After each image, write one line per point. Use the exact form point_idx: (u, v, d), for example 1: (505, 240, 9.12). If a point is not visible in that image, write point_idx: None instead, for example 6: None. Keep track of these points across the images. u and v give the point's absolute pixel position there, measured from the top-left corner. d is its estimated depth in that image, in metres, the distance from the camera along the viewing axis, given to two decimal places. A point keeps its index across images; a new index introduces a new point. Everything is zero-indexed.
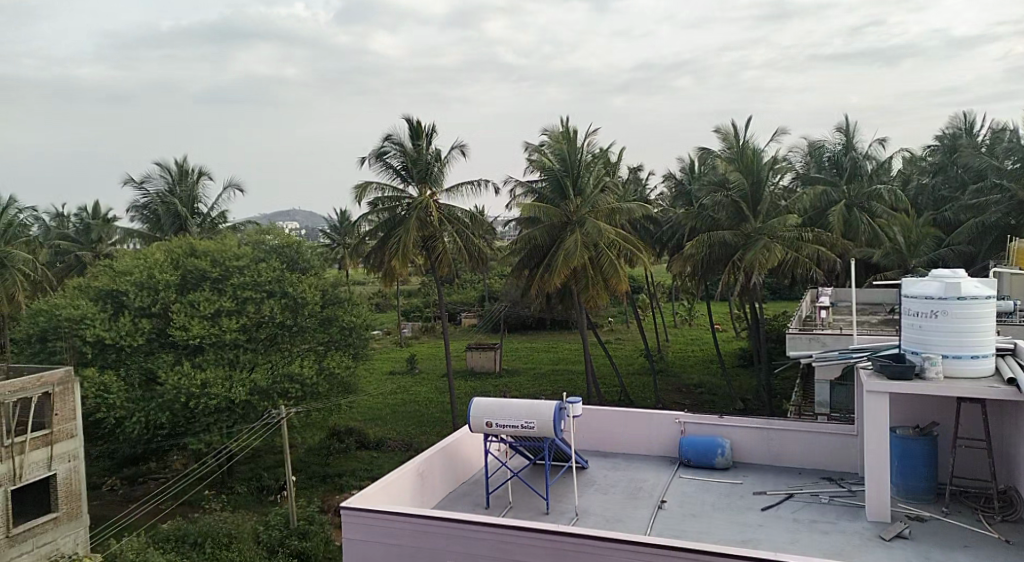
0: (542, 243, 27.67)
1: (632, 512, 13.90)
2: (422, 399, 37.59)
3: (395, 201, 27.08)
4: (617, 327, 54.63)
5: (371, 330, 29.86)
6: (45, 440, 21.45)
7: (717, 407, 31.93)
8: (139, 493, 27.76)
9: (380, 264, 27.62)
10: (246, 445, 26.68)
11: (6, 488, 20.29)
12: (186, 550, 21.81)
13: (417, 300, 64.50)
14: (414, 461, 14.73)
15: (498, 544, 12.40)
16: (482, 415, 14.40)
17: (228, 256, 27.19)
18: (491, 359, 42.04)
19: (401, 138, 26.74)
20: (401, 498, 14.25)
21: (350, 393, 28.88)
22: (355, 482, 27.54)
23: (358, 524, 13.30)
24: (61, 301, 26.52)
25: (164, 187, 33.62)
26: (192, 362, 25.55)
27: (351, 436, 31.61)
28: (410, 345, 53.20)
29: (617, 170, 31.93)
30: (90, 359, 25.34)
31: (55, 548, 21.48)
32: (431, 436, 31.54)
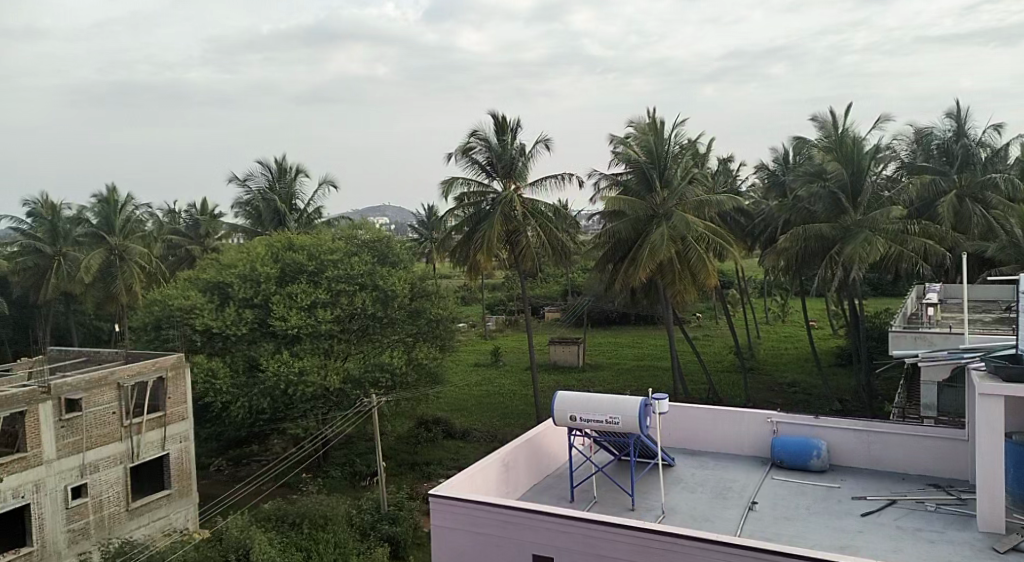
0: (626, 237, 27.62)
1: (723, 512, 13.88)
2: (507, 391, 38.04)
3: (480, 196, 27.51)
4: (705, 323, 53.92)
5: (457, 323, 30.32)
6: (160, 421, 22.68)
7: (812, 407, 31.25)
8: (242, 474, 29.16)
9: (465, 258, 28.00)
10: (340, 431, 27.62)
11: (125, 465, 21.58)
12: (287, 530, 22.67)
13: (502, 294, 65.17)
14: (499, 453, 15.07)
15: (584, 538, 12.59)
16: (566, 409, 14.61)
17: (323, 250, 28.13)
18: (574, 354, 42.20)
19: (487, 133, 27.08)
20: (486, 488, 14.60)
21: (438, 384, 29.47)
22: (442, 470, 28.19)
23: (445, 512, 13.70)
24: (172, 292, 28.05)
25: (265, 184, 35.06)
26: (290, 351, 26.52)
27: (438, 426, 32.26)
28: (495, 337, 53.84)
29: (707, 161, 31.54)
30: (199, 346, 26.73)
31: (168, 523, 22.73)
32: (517, 428, 31.91)
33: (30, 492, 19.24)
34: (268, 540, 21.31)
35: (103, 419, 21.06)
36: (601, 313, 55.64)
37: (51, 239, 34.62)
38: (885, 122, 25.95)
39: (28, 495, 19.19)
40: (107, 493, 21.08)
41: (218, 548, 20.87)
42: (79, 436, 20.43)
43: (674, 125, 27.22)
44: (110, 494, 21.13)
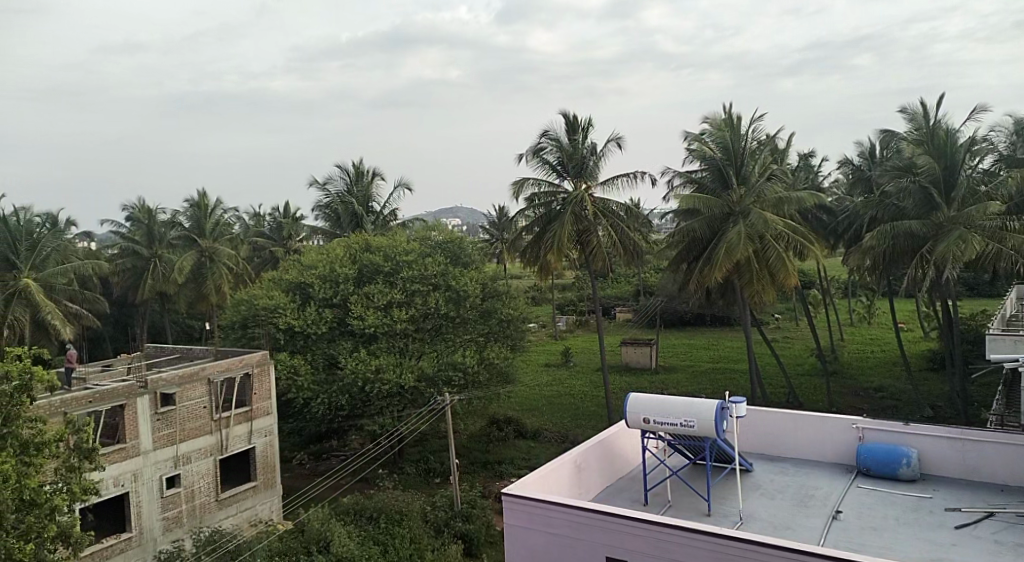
0: (702, 236, 27.47)
1: (805, 520, 13.78)
2: (578, 392, 38.15)
3: (551, 196, 27.68)
4: (785, 325, 52.97)
5: (528, 323, 30.48)
6: (246, 415, 23.57)
7: (902, 414, 30.46)
8: (322, 468, 30.10)
9: (536, 257, 28.24)
10: (414, 429, 28.22)
11: (215, 457, 22.51)
12: (364, 524, 23.31)
13: (573, 294, 65.30)
14: (570, 454, 15.25)
15: (658, 541, 12.70)
16: (640, 411, 14.72)
17: (399, 251, 28.79)
18: (647, 355, 42.04)
19: (558, 133, 27.29)
20: (558, 488, 14.81)
21: (509, 383, 29.78)
22: (513, 469, 28.56)
23: (518, 511, 13.98)
24: (258, 292, 29.13)
25: (344, 188, 36.04)
26: (367, 349, 27.28)
27: (509, 425, 32.61)
28: (565, 338, 54.00)
29: (786, 157, 31.07)
30: (282, 344, 27.67)
31: (254, 513, 23.60)
32: (588, 429, 32.03)
33: (128, 480, 20.32)
34: (347, 534, 22.02)
35: (194, 413, 22.03)
36: (674, 314, 55.21)
37: (147, 242, 36.34)
38: (980, 112, 25.02)
39: (126, 483, 20.27)
40: (199, 483, 22.03)
41: (300, 540, 21.58)
42: (173, 429, 21.44)
43: (751, 121, 26.90)
44: (201, 484, 22.07)
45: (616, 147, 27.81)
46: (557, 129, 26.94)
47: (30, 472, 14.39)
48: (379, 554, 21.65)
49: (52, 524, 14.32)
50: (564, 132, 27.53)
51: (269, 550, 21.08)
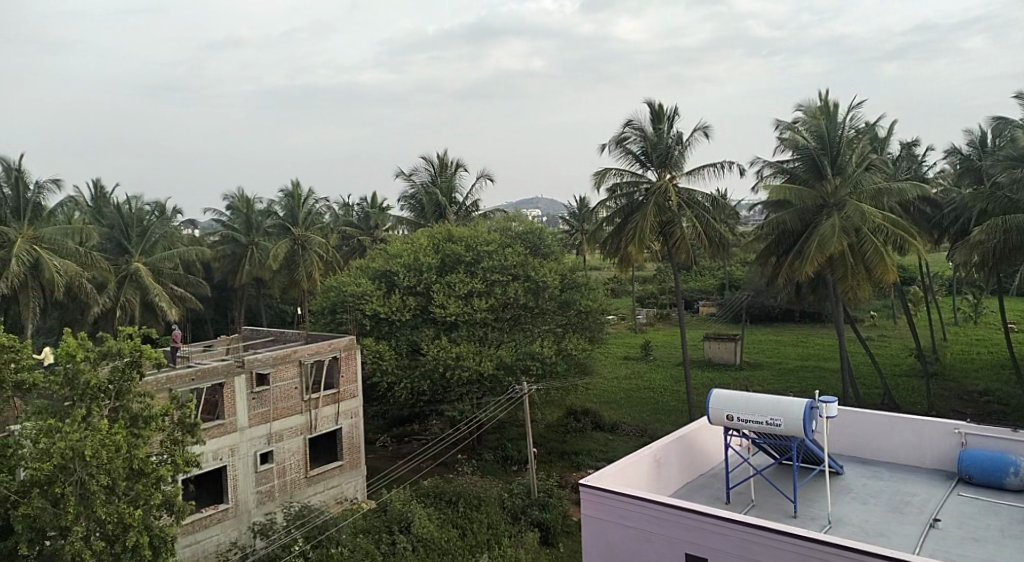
0: (792, 228, 27.14)
1: (899, 527, 13.71)
2: (659, 386, 38.17)
3: (634, 186, 27.67)
4: (881, 323, 51.49)
5: (607, 314, 30.64)
6: (334, 398, 24.53)
7: (1007, 420, 29.43)
8: (404, 450, 31.07)
9: (617, 249, 28.43)
10: (493, 416, 28.86)
11: (305, 436, 23.54)
12: (443, 507, 23.97)
13: (653, 287, 64.99)
14: (650, 448, 15.51)
15: (738, 539, 12.89)
16: (724, 408, 14.83)
17: (479, 241, 29.32)
18: (731, 351, 41.65)
19: (642, 123, 27.34)
20: (636, 482, 15.12)
21: (588, 375, 30.01)
22: (591, 461, 28.84)
23: (595, 502, 14.35)
24: (346, 279, 30.18)
25: (428, 179, 36.86)
26: (449, 336, 28.01)
27: (587, 416, 32.96)
28: (645, 331, 53.93)
29: (887, 146, 30.26)
30: (368, 330, 28.66)
31: (341, 491, 24.62)
32: (667, 424, 32.07)
33: (226, 455, 21.55)
34: (427, 515, 22.87)
35: (287, 393, 23.13)
36: (761, 309, 54.37)
37: (245, 229, 37.97)
38: None
39: (224, 457, 21.50)
40: (290, 460, 23.13)
41: (383, 518, 22.65)
42: (267, 408, 22.57)
43: (849, 109, 26.33)
44: (291, 461, 23.14)
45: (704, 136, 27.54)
46: (641, 119, 27.00)
47: (140, 443, 15.23)
48: (457, 537, 22.37)
49: (158, 493, 15.30)
50: (649, 122, 27.54)
51: (354, 527, 22.09)
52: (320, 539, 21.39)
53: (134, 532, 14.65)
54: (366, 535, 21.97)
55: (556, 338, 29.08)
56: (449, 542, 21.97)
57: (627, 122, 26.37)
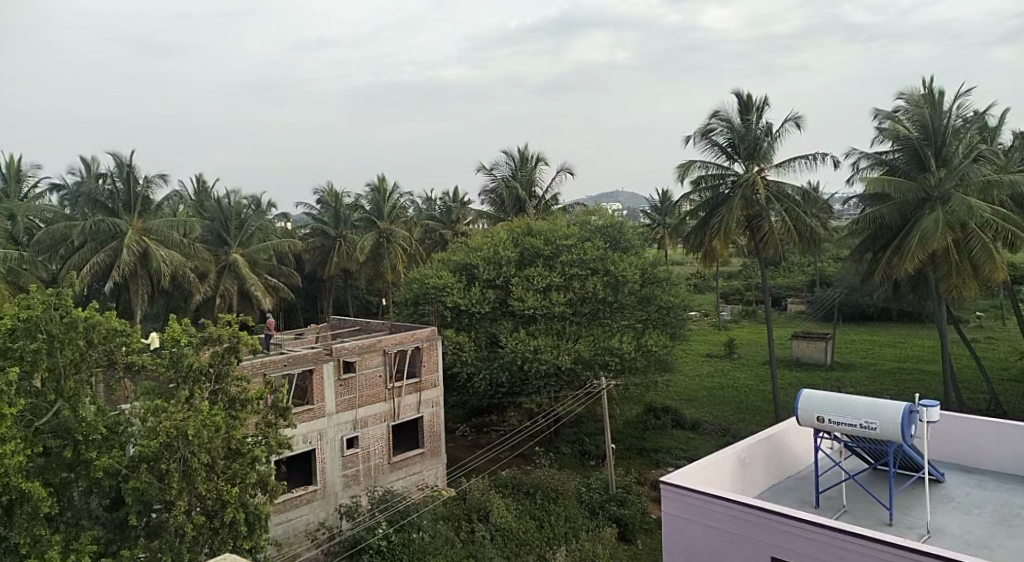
0: (890, 222, 26.46)
1: (1006, 541, 13.35)
2: (743, 385, 37.70)
3: (719, 178, 27.35)
4: (988, 324, 49.39)
5: (689, 311, 30.09)
6: (416, 386, 25.11)
7: None
8: (483, 440, 31.61)
9: (700, 244, 28.33)
10: (571, 410, 29.08)
11: (388, 423, 24.26)
12: (521, 498, 24.40)
13: (739, 282, 64.02)
14: (734, 449, 15.51)
15: (826, 544, 12.81)
16: (814, 410, 14.69)
17: (559, 235, 29.55)
18: (821, 351, 40.86)
19: (729, 114, 27.03)
20: (719, 482, 15.15)
21: (669, 372, 29.82)
22: (671, 459, 28.74)
23: (676, 501, 14.47)
24: (428, 271, 30.89)
25: (509, 173, 37.25)
26: (527, 329, 28.36)
27: (667, 414, 32.85)
28: (730, 328, 53.25)
29: (998, 135, 29.06)
30: (449, 321, 29.28)
31: (422, 478, 25.27)
32: (750, 424, 31.69)
33: (315, 438, 22.45)
34: (505, 506, 23.31)
35: (372, 380, 23.88)
36: (853, 306, 52.95)
37: (334, 222, 39.05)
38: None
39: (313, 441, 22.40)
40: (374, 446, 23.91)
41: (462, 506, 23.23)
42: (353, 395, 23.38)
43: (956, 97, 25.41)
44: (375, 446, 23.92)
45: (795, 127, 27.06)
46: (728, 110, 26.72)
47: (236, 424, 16.10)
48: (535, 529, 22.70)
49: (253, 472, 16.03)
50: (737, 113, 27.21)
51: (434, 513, 22.76)
52: (402, 523, 22.14)
53: (231, 509, 15.48)
54: (446, 522, 22.62)
55: (635, 334, 28.93)
56: (526, 533, 22.36)
57: (713, 113, 26.14)
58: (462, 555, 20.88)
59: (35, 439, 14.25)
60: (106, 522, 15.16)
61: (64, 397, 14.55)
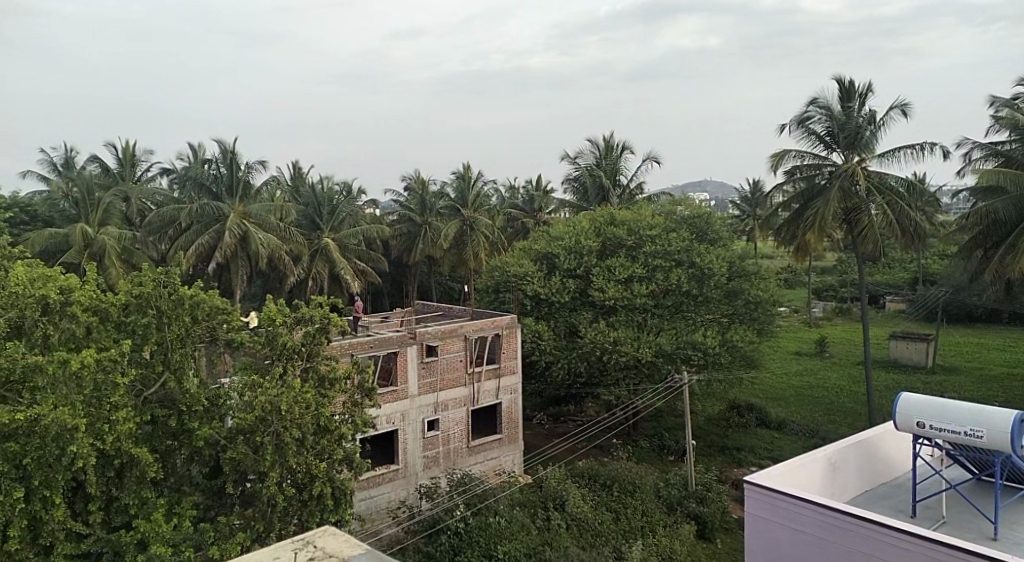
0: (1005, 218, 25.45)
1: None
2: (833, 385, 36.85)
3: (815, 169, 26.82)
4: None
5: (779, 306, 29.63)
6: (495, 372, 25.45)
7: None
8: (560, 429, 31.88)
9: (791, 238, 27.93)
10: (651, 404, 28.97)
11: (467, 407, 24.74)
12: (598, 489, 24.57)
13: (833, 278, 62.40)
14: (825, 451, 15.37)
15: (915, 550, 12.61)
16: (913, 415, 14.31)
17: (642, 225, 29.46)
18: (921, 352, 39.61)
19: (828, 102, 26.38)
20: (805, 484, 15.03)
21: (753, 369, 29.39)
22: (753, 459, 28.39)
23: (759, 501, 14.47)
24: (509, 260, 31.26)
25: (593, 161, 37.27)
26: (607, 320, 28.40)
27: (751, 412, 32.47)
28: (822, 325, 52.02)
29: None
30: (528, 310, 29.61)
31: (499, 464, 25.68)
32: (839, 426, 31.02)
33: (397, 419, 23.11)
34: (581, 495, 23.58)
35: (453, 365, 24.39)
36: (957, 308, 50.81)
37: (420, 209, 39.74)
38: None
39: (396, 421, 23.07)
40: (454, 429, 24.42)
41: (539, 493, 23.57)
42: (434, 377, 23.92)
43: None
44: (455, 430, 24.43)
45: (901, 115, 26.15)
46: (827, 97, 26.08)
47: (325, 402, 16.74)
48: (612, 520, 22.85)
49: (340, 448, 16.71)
50: (837, 100, 26.53)
51: (511, 499, 23.04)
52: (479, 507, 22.42)
53: (319, 483, 16.16)
54: (522, 508, 22.94)
55: (720, 328, 28.61)
56: (601, 523, 22.53)
57: (811, 101, 25.55)
58: (538, 543, 21.27)
59: (144, 408, 15.20)
60: (205, 488, 16.03)
61: (171, 368, 15.41)
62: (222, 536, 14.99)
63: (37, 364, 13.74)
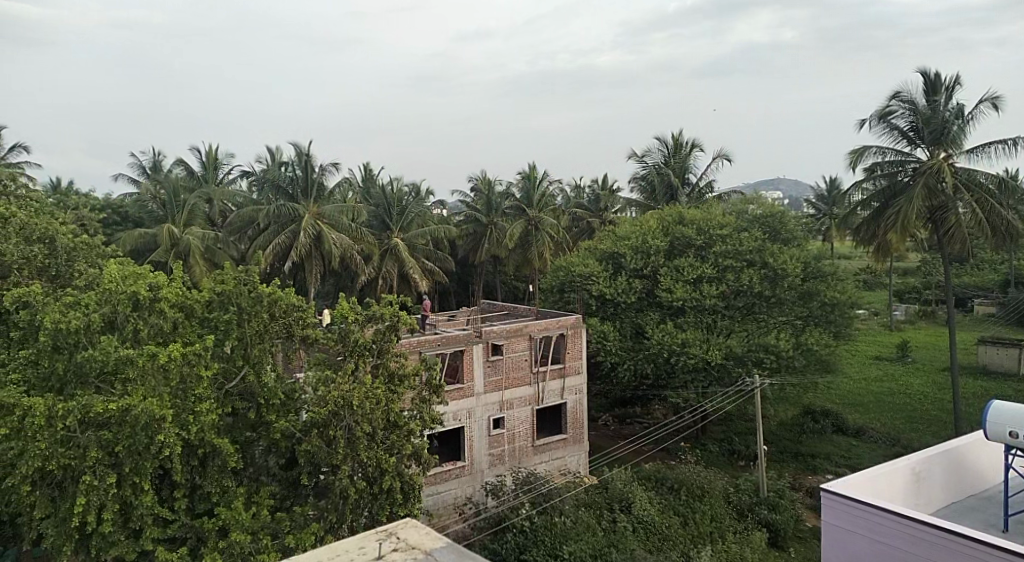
0: None
1: None
2: (916, 391, 35.82)
3: (899, 166, 26.18)
4: None
5: (857, 308, 28.96)
6: (560, 372, 25.52)
7: None
8: (626, 431, 31.85)
9: (872, 237, 27.40)
10: (720, 407, 28.72)
11: (532, 407, 24.90)
12: (665, 493, 24.49)
13: (916, 280, 60.57)
14: (910, 459, 15.12)
15: None
16: (1006, 424, 13.99)
17: (712, 224, 29.24)
18: (1011, 359, 38.20)
19: (912, 96, 25.69)
20: (886, 493, 14.80)
21: (829, 373, 28.85)
22: (828, 466, 27.87)
23: (836, 509, 14.30)
24: (575, 259, 31.37)
25: (661, 160, 37.15)
26: (674, 322, 28.26)
27: (826, 418, 31.90)
28: (904, 329, 50.56)
29: None
30: (594, 310, 29.69)
31: (564, 463, 25.76)
32: (921, 434, 30.19)
33: (464, 416, 23.52)
34: (648, 498, 23.54)
35: (518, 363, 24.58)
36: None
37: (487, 211, 40.10)
38: None
39: (462, 419, 23.48)
40: (519, 428, 24.65)
41: (604, 495, 23.61)
42: (500, 376, 24.20)
43: None
44: (520, 429, 24.66)
45: (991, 109, 25.28)
46: (910, 91, 25.42)
47: (395, 398, 17.09)
48: (679, 525, 22.76)
49: (409, 443, 16.97)
50: (923, 94, 25.74)
51: (576, 500, 23.18)
52: (544, 506, 22.68)
53: (388, 477, 16.44)
54: (587, 509, 23.04)
55: (794, 330, 27.98)
56: (669, 528, 22.46)
57: (893, 95, 25.02)
58: (604, 544, 21.22)
59: (225, 401, 15.89)
60: (282, 479, 16.62)
61: (250, 363, 16.06)
62: (298, 525, 15.55)
63: (129, 357, 14.62)
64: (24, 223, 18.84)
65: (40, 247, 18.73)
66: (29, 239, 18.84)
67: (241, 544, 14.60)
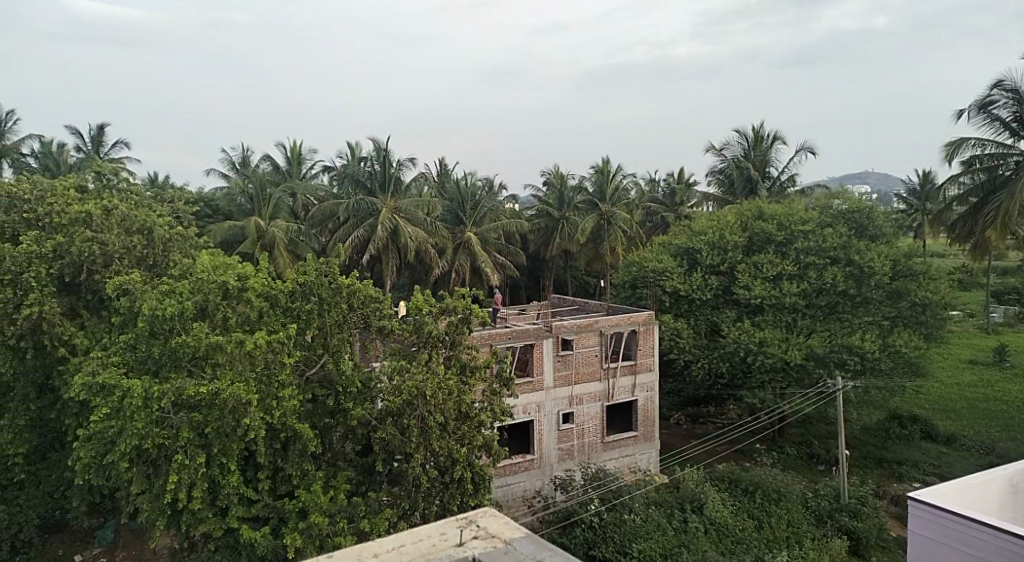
0: None
1: None
2: (1012, 398, 34.48)
3: (999, 159, 25.30)
4: None
5: (950, 309, 28.12)
6: (631, 368, 25.46)
7: None
8: (699, 431, 31.66)
9: (969, 233, 26.51)
10: (798, 409, 28.56)
11: (602, 403, 24.95)
12: (740, 495, 24.25)
13: (1016, 281, 58.11)
14: (1006, 469, 14.74)
15: None
16: None
17: (794, 220, 28.69)
18: None
19: (1015, 86, 24.83)
20: (978, 503, 14.47)
21: (917, 376, 28.09)
22: (915, 474, 27.17)
23: (920, 517, 14.08)
24: (649, 255, 31.31)
25: (741, 153, 36.64)
26: (752, 320, 27.92)
27: (915, 424, 31.07)
28: (1001, 332, 48.59)
29: None
30: (667, 307, 29.50)
31: (634, 461, 25.76)
32: (1017, 444, 29.08)
33: (533, 410, 23.89)
34: (721, 500, 23.45)
35: (589, 359, 24.69)
36: None
37: (559, 205, 40.14)
38: None
39: (532, 412, 23.86)
40: (589, 424, 24.77)
41: (676, 495, 23.56)
42: (570, 370, 24.39)
43: None
44: (590, 424, 24.78)
45: None
46: (1013, 80, 24.57)
47: (467, 390, 17.33)
48: (753, 528, 22.57)
49: (479, 435, 17.15)
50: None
51: (647, 498, 23.21)
52: (613, 502, 22.79)
53: (459, 467, 16.75)
54: (658, 508, 23.04)
55: (881, 331, 27.32)
56: (743, 531, 22.31)
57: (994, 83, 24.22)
58: (675, 545, 21.39)
59: (307, 388, 16.65)
60: (358, 465, 17.24)
61: (329, 351, 16.81)
62: (372, 510, 16.09)
63: (218, 344, 15.40)
64: (125, 215, 19.99)
65: (138, 237, 19.85)
66: (129, 231, 19.99)
67: (320, 526, 15.26)
